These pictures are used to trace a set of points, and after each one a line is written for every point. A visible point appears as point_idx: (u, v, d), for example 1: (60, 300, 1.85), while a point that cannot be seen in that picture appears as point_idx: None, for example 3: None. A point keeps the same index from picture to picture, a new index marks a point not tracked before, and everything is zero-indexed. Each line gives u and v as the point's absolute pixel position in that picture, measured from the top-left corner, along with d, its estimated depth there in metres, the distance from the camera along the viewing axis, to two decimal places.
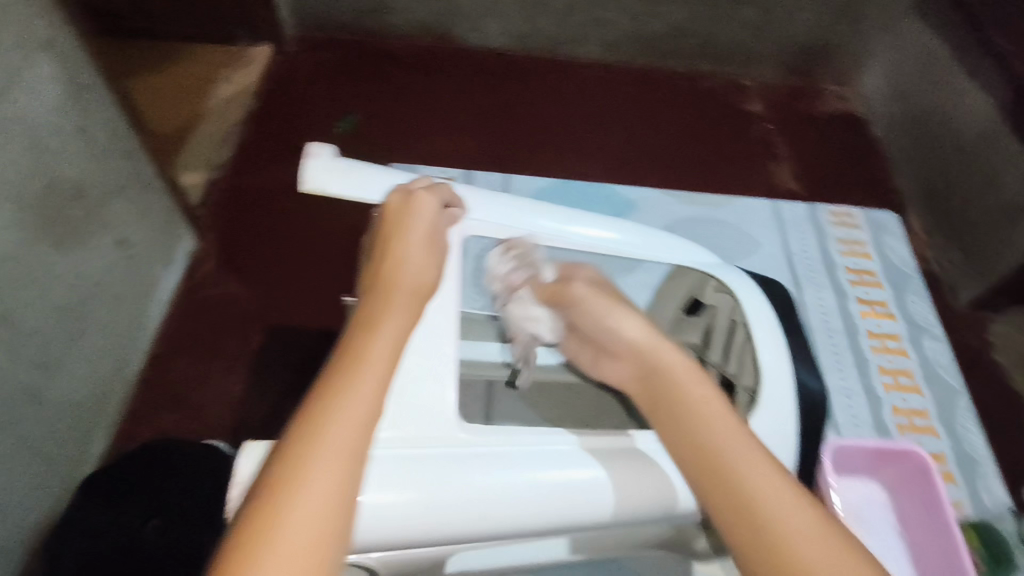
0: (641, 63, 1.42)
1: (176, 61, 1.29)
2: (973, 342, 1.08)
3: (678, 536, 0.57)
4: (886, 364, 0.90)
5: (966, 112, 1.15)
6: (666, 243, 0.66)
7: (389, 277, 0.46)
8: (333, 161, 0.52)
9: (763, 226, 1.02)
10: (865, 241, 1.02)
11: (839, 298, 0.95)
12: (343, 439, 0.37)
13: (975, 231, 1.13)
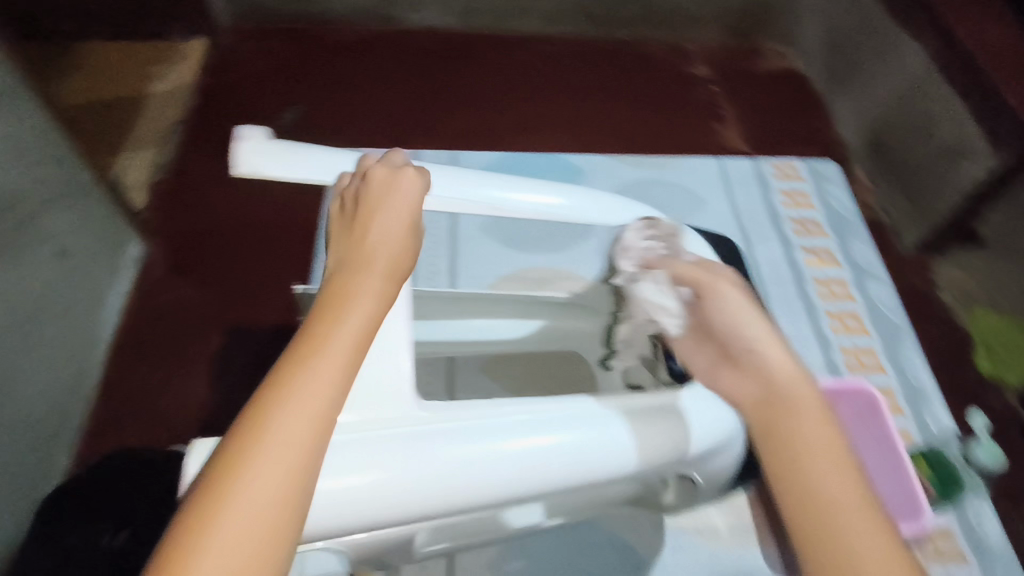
0: (584, 33, 1.42)
1: (102, 57, 1.24)
2: (917, 283, 1.13)
3: (643, 494, 0.56)
4: (834, 308, 0.79)
5: (898, 61, 1.17)
6: (619, 204, 0.57)
7: (360, 256, 0.39)
8: (270, 143, 0.44)
9: (701, 178, 0.90)
10: (805, 189, 0.91)
11: (786, 248, 0.84)
12: (287, 445, 0.33)
13: (917, 177, 1.17)
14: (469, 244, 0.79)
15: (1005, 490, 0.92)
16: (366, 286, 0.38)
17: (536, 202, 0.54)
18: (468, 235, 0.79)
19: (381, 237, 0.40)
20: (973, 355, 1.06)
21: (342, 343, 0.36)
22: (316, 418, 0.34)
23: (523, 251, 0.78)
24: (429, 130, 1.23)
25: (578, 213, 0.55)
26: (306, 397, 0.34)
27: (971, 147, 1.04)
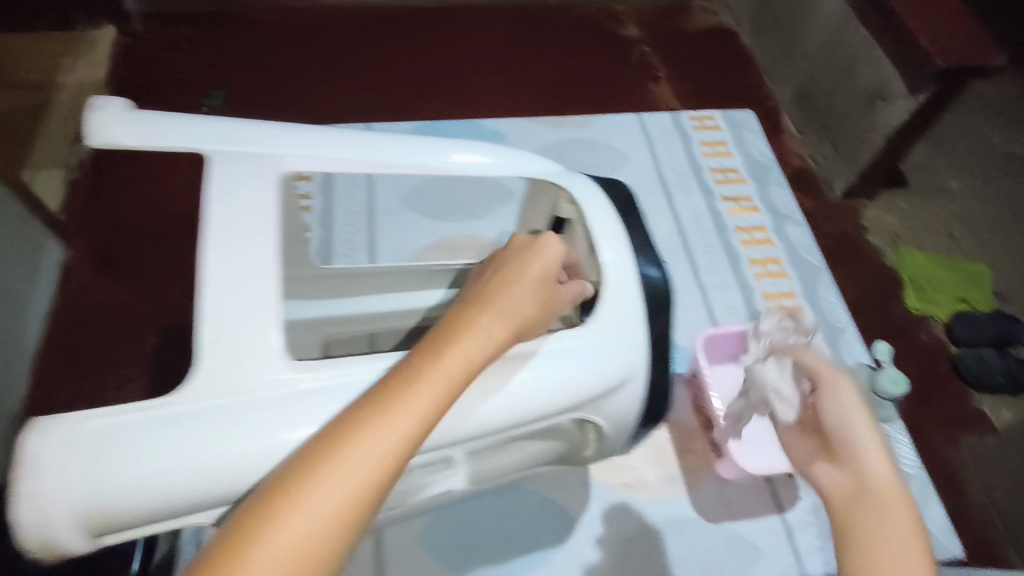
0: (514, 2, 1.41)
1: None
2: (848, 228, 1.15)
3: (561, 445, 0.57)
4: (754, 253, 0.80)
5: (820, 7, 1.18)
6: (525, 158, 0.54)
7: (488, 299, 0.41)
8: (126, 112, 0.43)
9: (622, 135, 0.90)
10: (725, 138, 0.92)
11: (706, 198, 0.85)
12: (375, 457, 0.33)
13: (841, 123, 1.17)
14: (387, 219, 0.78)
15: (939, 422, 0.95)
16: (483, 325, 0.39)
17: (434, 160, 0.51)
18: (384, 207, 0.79)
19: (517, 288, 0.41)
20: (903, 292, 1.07)
21: (446, 375, 0.36)
22: (397, 445, 0.33)
23: (441, 221, 0.78)
24: (359, 107, 1.19)
25: (483, 166, 0.53)
26: (397, 420, 0.34)
27: (890, 89, 1.05)
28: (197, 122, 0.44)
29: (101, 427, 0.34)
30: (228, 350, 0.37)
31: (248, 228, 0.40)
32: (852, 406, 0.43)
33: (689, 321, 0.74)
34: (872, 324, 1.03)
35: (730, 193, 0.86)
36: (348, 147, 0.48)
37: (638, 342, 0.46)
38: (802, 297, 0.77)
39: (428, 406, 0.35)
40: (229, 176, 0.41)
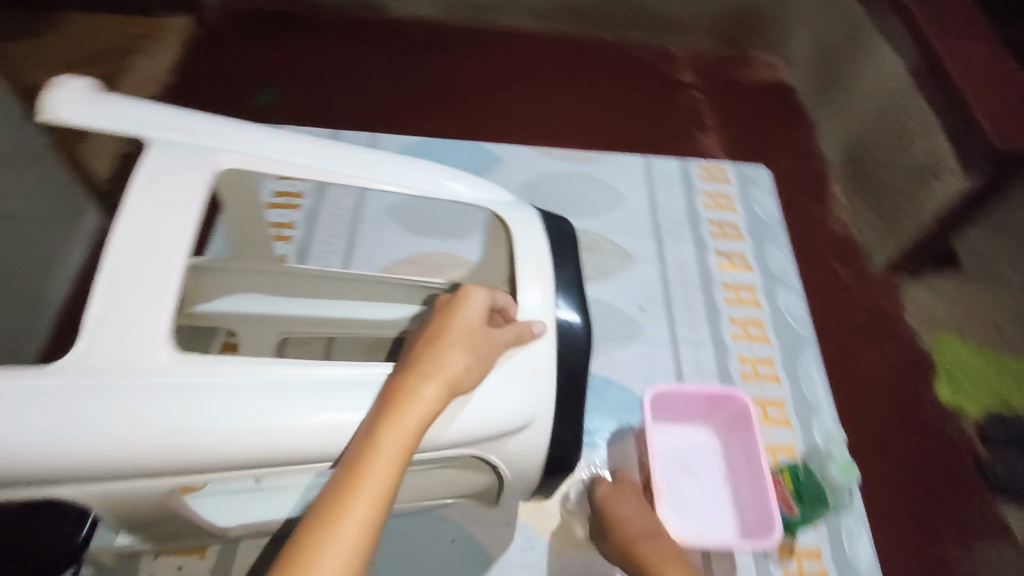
0: (572, 33, 1.40)
1: (74, 31, 1.24)
2: (885, 305, 1.07)
3: (473, 483, 0.58)
4: (737, 313, 0.80)
5: (881, 75, 1.15)
6: (487, 187, 0.59)
7: (422, 365, 0.44)
8: (81, 92, 0.48)
9: (624, 175, 0.90)
10: (730, 192, 0.91)
11: (699, 250, 0.84)
12: (355, 532, 0.38)
13: (890, 194, 1.13)
14: (373, 229, 0.79)
15: (954, 526, 0.88)
16: (417, 396, 0.42)
17: (387, 171, 0.55)
18: (369, 216, 0.80)
19: (446, 354, 0.45)
20: (935, 380, 1.00)
21: (388, 459, 0.40)
22: (362, 530, 0.39)
23: (420, 237, 0.79)
24: (400, 120, 1.21)
25: (454, 190, 0.57)
26: (350, 516, 0.39)
27: (943, 166, 1.01)
28: (155, 114, 0.49)
29: None
30: (115, 326, 0.41)
31: (168, 219, 0.44)
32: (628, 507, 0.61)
33: (655, 373, 0.74)
34: (886, 407, 0.96)
35: (725, 248, 0.86)
36: (311, 155, 0.52)
37: (541, 383, 0.49)
38: (780, 367, 0.76)
39: (376, 491, 0.40)
40: (160, 172, 0.46)
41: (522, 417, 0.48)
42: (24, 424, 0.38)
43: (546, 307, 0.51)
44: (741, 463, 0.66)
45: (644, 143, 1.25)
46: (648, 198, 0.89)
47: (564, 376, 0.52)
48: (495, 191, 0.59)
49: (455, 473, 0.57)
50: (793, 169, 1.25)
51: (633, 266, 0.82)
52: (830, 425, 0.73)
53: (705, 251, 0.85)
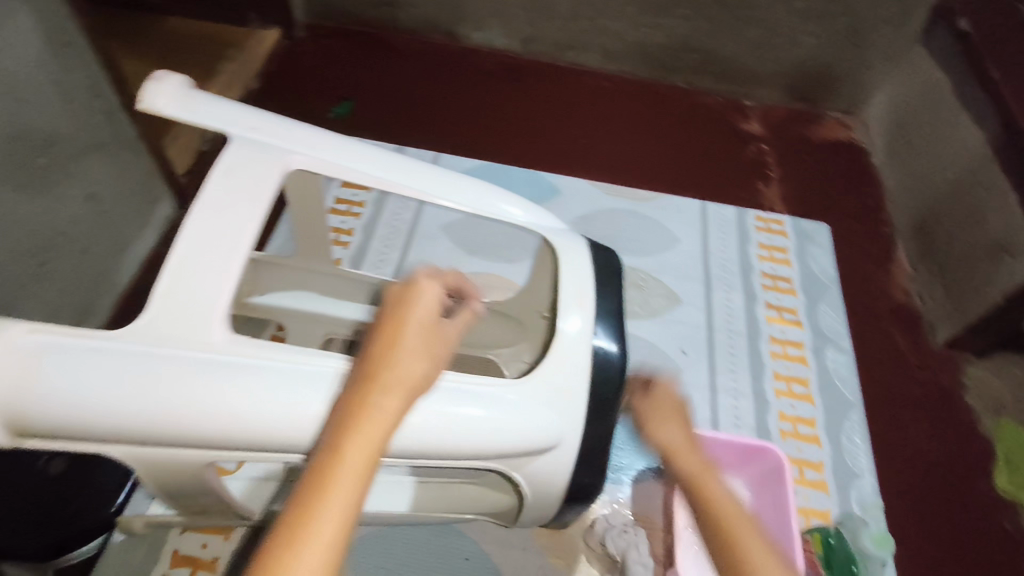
0: (642, 75, 1.42)
1: (178, 36, 1.36)
2: (943, 381, 1.03)
3: (492, 505, 0.60)
4: (782, 369, 0.77)
5: (958, 144, 1.10)
6: (541, 213, 0.60)
7: (378, 373, 0.43)
8: (176, 86, 0.51)
9: (678, 217, 0.91)
10: (786, 245, 0.90)
11: (748, 300, 0.83)
12: (322, 559, 0.36)
13: (956, 266, 1.08)
14: (425, 243, 0.81)
15: None
16: (377, 407, 0.41)
17: (447, 186, 0.57)
18: (424, 230, 0.82)
19: (403, 360, 0.43)
20: (993, 468, 0.94)
21: (356, 470, 0.39)
22: (330, 554, 0.37)
23: (471, 256, 0.80)
24: (465, 143, 1.25)
25: (510, 213, 0.59)
26: (320, 537, 0.37)
27: (1017, 244, 0.96)
28: (240, 113, 0.53)
29: (53, 341, 0.41)
30: (179, 303, 0.43)
31: (240, 207, 0.47)
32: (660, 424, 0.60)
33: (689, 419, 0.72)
34: (934, 489, 0.91)
35: (776, 301, 0.84)
36: (377, 164, 0.55)
37: (570, 407, 0.50)
38: (821, 429, 0.74)
39: (343, 511, 0.38)
40: (238, 165, 0.49)
41: (549, 438, 0.49)
42: (85, 382, 0.40)
43: (585, 335, 0.52)
44: (768, 520, 0.64)
45: (705, 187, 1.25)
46: (700, 242, 0.88)
47: (596, 407, 0.51)
48: (548, 216, 0.61)
49: (477, 490, 0.60)
50: (857, 232, 1.21)
51: (678, 309, 0.81)
52: (870, 496, 0.70)
53: (755, 301, 0.84)
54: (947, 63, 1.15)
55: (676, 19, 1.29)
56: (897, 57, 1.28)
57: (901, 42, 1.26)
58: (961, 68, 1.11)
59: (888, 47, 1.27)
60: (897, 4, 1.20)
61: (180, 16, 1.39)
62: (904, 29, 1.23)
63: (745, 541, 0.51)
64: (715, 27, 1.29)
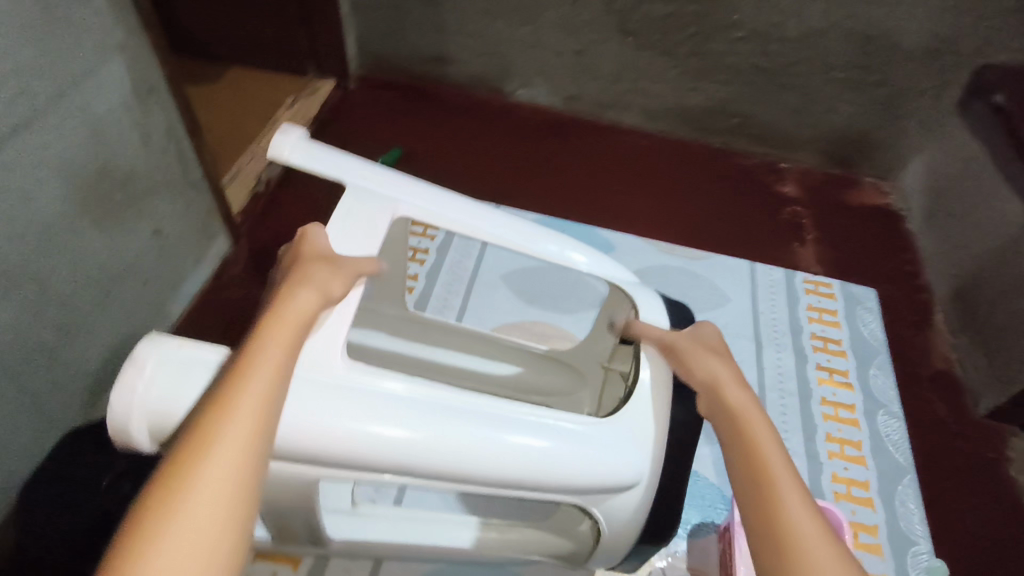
0: (680, 135, 1.47)
1: (242, 85, 1.46)
2: (988, 453, 1.01)
3: (552, 548, 0.67)
4: (834, 432, 0.80)
5: (999, 214, 1.11)
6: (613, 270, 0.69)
7: (292, 281, 0.50)
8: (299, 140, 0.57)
9: (727, 276, 0.96)
10: (835, 308, 0.94)
11: (799, 361, 0.86)
12: (255, 404, 0.42)
13: (1000, 336, 1.07)
14: (485, 289, 0.85)
15: None
16: (296, 305, 0.49)
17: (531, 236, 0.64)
18: (484, 278, 0.87)
19: (314, 272, 0.51)
20: None
21: (266, 377, 0.43)
22: (262, 401, 0.42)
23: (531, 306, 0.84)
24: (514, 195, 1.31)
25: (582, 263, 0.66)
26: (253, 388, 0.42)
27: None
28: (352, 163, 0.59)
29: (189, 355, 0.50)
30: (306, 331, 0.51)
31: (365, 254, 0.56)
32: (704, 357, 0.58)
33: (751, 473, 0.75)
34: (978, 564, 0.89)
35: (826, 362, 0.88)
36: (473, 216, 0.62)
37: (636, 448, 0.57)
38: (875, 492, 0.76)
39: (275, 372, 0.44)
40: (356, 217, 0.57)
41: (627, 474, 0.56)
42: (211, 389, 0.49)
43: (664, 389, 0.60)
44: None
45: (747, 246, 1.29)
46: (750, 301, 0.93)
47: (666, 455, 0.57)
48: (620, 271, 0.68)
49: (542, 535, 0.67)
50: (896, 297, 1.22)
51: None
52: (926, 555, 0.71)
53: (805, 361, 0.87)
54: (985, 135, 1.17)
55: (716, 83, 1.34)
56: (935, 127, 1.31)
57: (938, 113, 1.29)
58: (997, 139, 1.13)
59: (925, 117, 1.30)
60: (935, 75, 1.23)
61: (245, 66, 1.49)
62: (941, 100, 1.26)
63: (770, 456, 0.49)
64: (753, 91, 1.33)
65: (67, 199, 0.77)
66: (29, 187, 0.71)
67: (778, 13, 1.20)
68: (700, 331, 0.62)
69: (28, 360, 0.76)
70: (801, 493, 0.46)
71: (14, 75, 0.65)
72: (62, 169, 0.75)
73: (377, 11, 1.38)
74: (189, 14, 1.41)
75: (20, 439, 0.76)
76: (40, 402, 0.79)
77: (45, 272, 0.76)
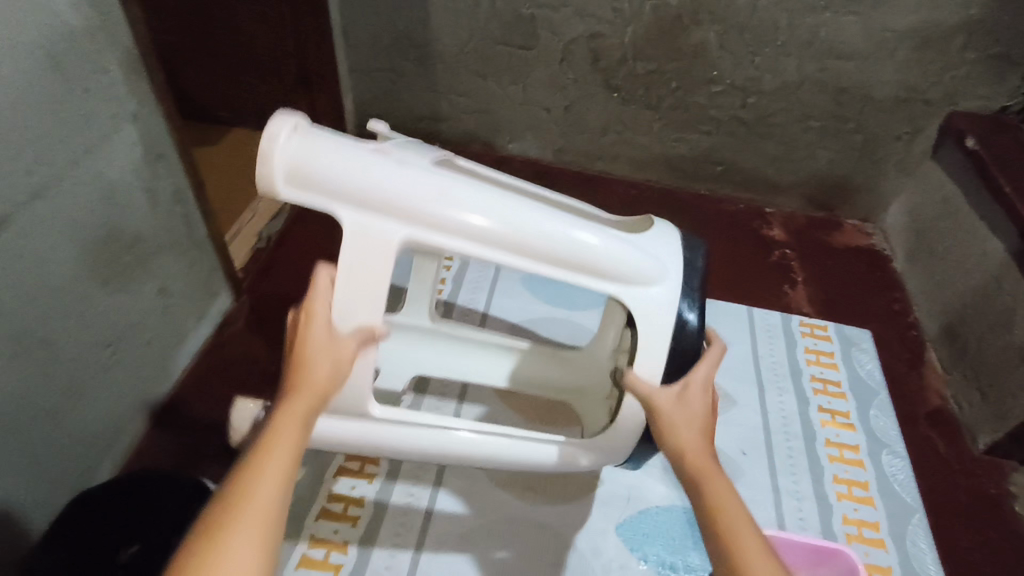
0: (667, 183, 1.52)
1: (242, 145, 1.50)
2: (990, 489, 1.03)
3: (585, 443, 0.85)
4: (841, 473, 0.82)
5: (981, 253, 1.15)
6: (625, 243, 0.67)
7: (308, 347, 0.58)
8: (283, 165, 0.59)
9: (729, 323, 1.00)
10: (832, 350, 0.98)
11: (801, 405, 0.89)
12: (286, 453, 0.49)
13: (991, 371, 1.09)
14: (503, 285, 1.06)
15: None
16: (314, 371, 0.56)
17: (528, 237, 0.64)
18: (506, 289, 1.11)
19: (329, 340, 0.59)
20: None
21: (290, 439, 0.51)
22: (291, 452, 0.50)
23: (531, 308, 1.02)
24: None
25: (584, 246, 0.65)
26: (282, 443, 0.50)
27: None
28: (338, 184, 0.60)
29: None
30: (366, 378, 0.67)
31: (368, 278, 0.62)
32: (677, 424, 0.61)
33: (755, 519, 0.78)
34: None
35: (827, 404, 0.91)
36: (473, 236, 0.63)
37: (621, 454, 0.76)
38: (886, 532, 0.77)
39: (299, 429, 0.52)
40: (357, 259, 0.62)
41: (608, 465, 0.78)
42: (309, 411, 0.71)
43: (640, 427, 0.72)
44: None
45: (740, 288, 1.32)
46: (750, 345, 0.97)
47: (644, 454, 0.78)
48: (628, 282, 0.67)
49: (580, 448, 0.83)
50: (887, 335, 1.26)
51: (734, 411, 0.88)
52: None
53: (807, 404, 0.90)
54: (959, 178, 1.23)
55: (701, 134, 1.40)
56: (912, 171, 1.37)
57: (911, 159, 1.35)
58: (973, 183, 1.18)
59: (901, 161, 1.36)
60: (908, 121, 1.30)
61: (246, 126, 1.53)
62: (914, 145, 1.33)
63: (736, 525, 0.53)
64: (736, 141, 1.40)
65: (76, 260, 0.77)
66: (43, 251, 0.72)
67: (755, 68, 1.27)
68: (687, 394, 0.63)
69: (31, 423, 0.76)
70: (768, 561, 0.50)
71: (33, 144, 0.68)
72: (74, 232, 0.76)
73: (375, 72, 1.45)
74: (193, 78, 1.46)
75: (12, 506, 0.76)
76: (35, 468, 0.78)
77: (53, 335, 0.76)
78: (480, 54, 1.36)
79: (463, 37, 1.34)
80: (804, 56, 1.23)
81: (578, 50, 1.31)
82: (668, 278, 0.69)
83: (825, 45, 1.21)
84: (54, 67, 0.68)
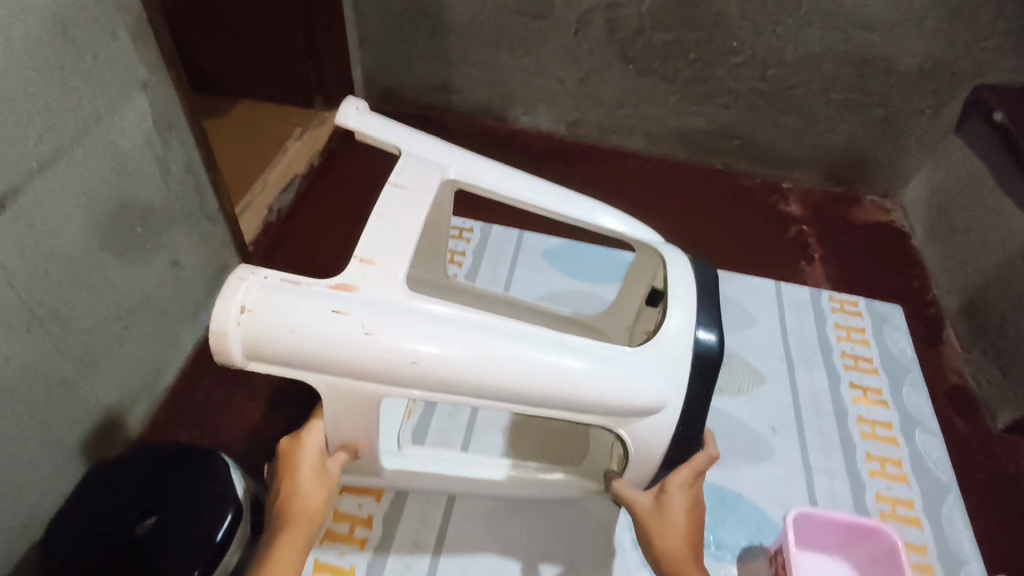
0: (683, 156, 1.48)
1: (250, 117, 1.47)
2: (1008, 468, 1.01)
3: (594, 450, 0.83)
4: (874, 450, 0.81)
5: (1005, 230, 1.12)
6: (623, 378, 0.64)
7: (298, 485, 0.62)
8: (239, 345, 0.56)
9: (757, 300, 0.98)
10: (863, 326, 0.96)
11: (832, 381, 0.88)
12: None
13: (1013, 350, 1.07)
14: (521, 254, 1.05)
15: None
16: (305, 510, 0.61)
17: (512, 385, 0.60)
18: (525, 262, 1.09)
19: (318, 472, 0.63)
20: None
21: None
22: None
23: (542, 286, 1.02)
24: None
25: (573, 386, 0.62)
26: None
27: None
28: (304, 354, 0.57)
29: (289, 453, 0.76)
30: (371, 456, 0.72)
31: (354, 423, 0.64)
32: (656, 533, 0.65)
33: (787, 498, 0.77)
34: None
35: (859, 380, 0.89)
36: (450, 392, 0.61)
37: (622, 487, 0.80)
38: (920, 510, 0.77)
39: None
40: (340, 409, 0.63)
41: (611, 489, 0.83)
42: None
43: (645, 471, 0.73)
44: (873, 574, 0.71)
45: (758, 262, 1.29)
46: (779, 322, 0.95)
47: None
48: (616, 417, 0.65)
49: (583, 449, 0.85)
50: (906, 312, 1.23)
51: (764, 388, 0.86)
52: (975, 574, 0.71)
53: (838, 381, 0.89)
54: (987, 152, 1.19)
55: (720, 107, 1.35)
56: (936, 146, 1.33)
57: (936, 133, 1.31)
58: (1001, 159, 1.14)
59: (924, 135, 1.32)
60: (932, 95, 1.25)
61: (254, 96, 1.50)
62: (938, 120, 1.29)
63: None
64: (756, 115, 1.35)
65: (86, 231, 0.75)
66: (54, 220, 0.70)
67: (780, 38, 1.22)
68: (665, 500, 0.67)
69: (44, 398, 0.75)
70: None
71: (40, 112, 0.65)
72: (85, 203, 0.74)
73: (385, 42, 1.41)
74: (200, 47, 1.42)
75: (27, 480, 0.75)
76: (49, 442, 0.77)
77: (64, 308, 0.75)
78: (493, 24, 1.31)
79: (477, 5, 1.29)
80: (831, 25, 1.19)
81: (595, 20, 1.26)
82: (664, 406, 0.66)
83: (853, 15, 1.17)
84: (61, 29, 0.65)
